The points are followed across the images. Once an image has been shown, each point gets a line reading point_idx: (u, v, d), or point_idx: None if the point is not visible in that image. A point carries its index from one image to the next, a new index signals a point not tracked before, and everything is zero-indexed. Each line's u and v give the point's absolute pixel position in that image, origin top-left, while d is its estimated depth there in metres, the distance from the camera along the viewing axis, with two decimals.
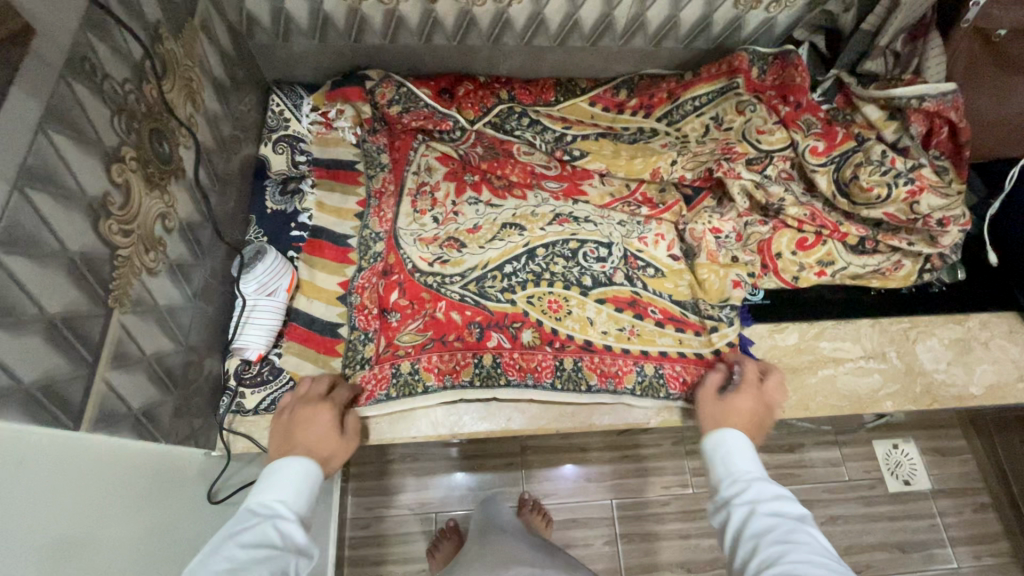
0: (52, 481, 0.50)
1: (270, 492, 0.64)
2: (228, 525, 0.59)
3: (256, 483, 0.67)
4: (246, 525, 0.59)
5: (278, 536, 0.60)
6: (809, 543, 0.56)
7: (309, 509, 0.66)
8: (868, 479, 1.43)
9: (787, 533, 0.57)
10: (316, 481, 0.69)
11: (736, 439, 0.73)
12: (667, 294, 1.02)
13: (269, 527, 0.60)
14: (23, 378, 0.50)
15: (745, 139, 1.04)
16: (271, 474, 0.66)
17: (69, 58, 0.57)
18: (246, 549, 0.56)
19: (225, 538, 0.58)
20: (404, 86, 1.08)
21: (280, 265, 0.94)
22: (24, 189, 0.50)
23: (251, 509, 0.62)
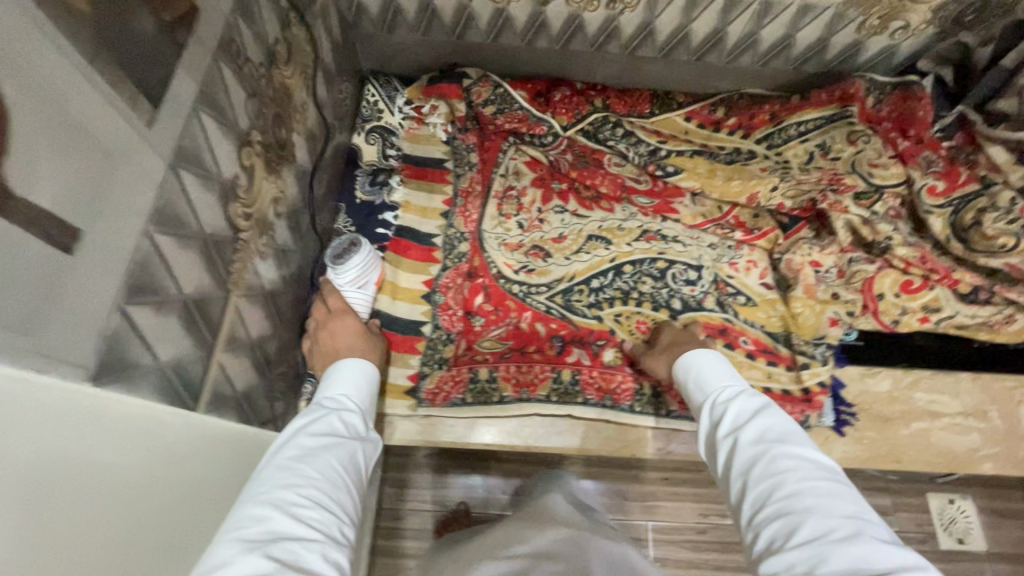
0: (174, 462, 0.50)
1: (336, 388, 0.71)
2: (302, 415, 0.65)
3: (319, 386, 0.73)
4: (314, 414, 0.64)
5: (343, 423, 0.65)
6: (797, 468, 0.54)
7: (370, 405, 0.73)
8: (919, 533, 1.45)
9: (773, 463, 0.56)
10: (371, 379, 0.76)
11: (715, 361, 0.76)
12: (759, 324, 0.98)
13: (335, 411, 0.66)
14: (160, 356, 0.50)
15: (856, 171, 0.98)
16: (333, 375, 0.73)
17: (222, 40, 0.56)
18: (316, 435, 0.60)
19: (298, 426, 0.61)
20: (502, 87, 1.07)
21: (372, 258, 0.92)
22: (177, 169, 0.50)
23: (317, 404, 0.67)
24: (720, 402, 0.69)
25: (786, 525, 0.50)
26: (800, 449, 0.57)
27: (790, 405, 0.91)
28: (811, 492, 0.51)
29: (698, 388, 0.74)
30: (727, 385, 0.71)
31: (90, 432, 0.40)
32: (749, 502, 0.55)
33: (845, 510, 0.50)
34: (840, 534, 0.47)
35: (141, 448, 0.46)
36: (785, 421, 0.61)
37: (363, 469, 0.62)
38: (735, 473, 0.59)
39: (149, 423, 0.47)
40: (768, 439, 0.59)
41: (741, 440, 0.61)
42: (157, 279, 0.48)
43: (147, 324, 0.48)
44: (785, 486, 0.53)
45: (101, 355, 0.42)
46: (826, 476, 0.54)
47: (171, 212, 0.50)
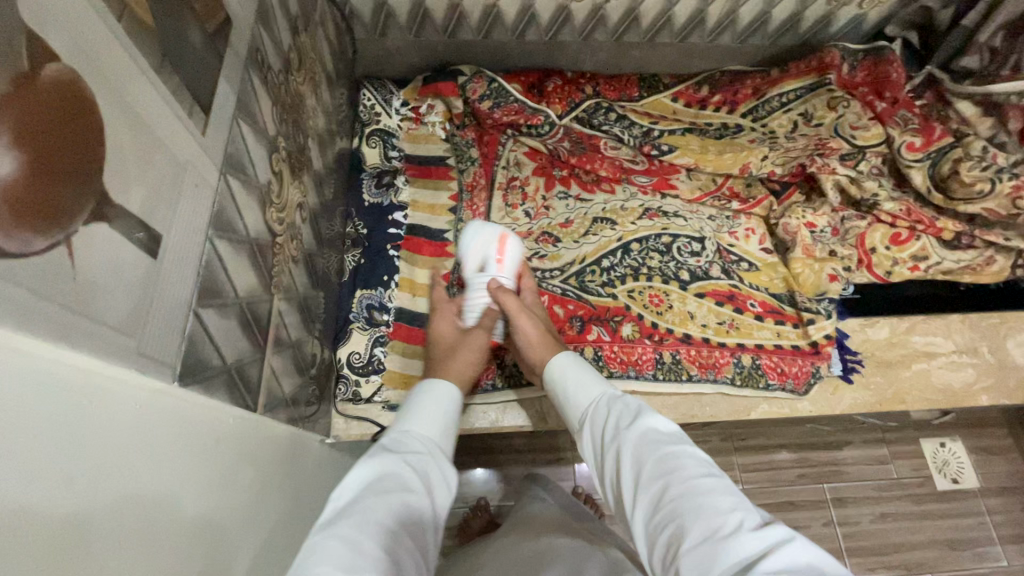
0: (238, 465, 0.51)
1: (401, 423, 0.67)
2: (361, 461, 0.60)
3: (406, 408, 0.71)
4: (374, 457, 0.60)
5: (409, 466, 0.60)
6: (677, 470, 0.56)
7: (444, 440, 0.69)
8: (918, 477, 1.56)
9: (655, 467, 0.57)
10: (446, 414, 0.71)
11: (583, 369, 0.74)
12: (764, 288, 1.03)
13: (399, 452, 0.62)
14: (227, 358, 0.51)
15: (839, 134, 1.04)
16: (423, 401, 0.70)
17: (250, 49, 0.58)
18: (376, 484, 0.56)
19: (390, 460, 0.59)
20: (495, 81, 1.10)
21: (489, 235, 0.93)
22: (225, 175, 0.51)
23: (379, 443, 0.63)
24: (600, 409, 0.67)
25: (680, 532, 0.51)
26: (676, 449, 0.59)
27: (801, 358, 0.96)
28: (695, 491, 0.54)
29: (580, 398, 0.71)
30: (600, 391, 0.70)
31: (174, 439, 0.40)
32: (643, 513, 0.56)
33: (725, 502, 0.53)
34: (731, 529, 0.50)
35: (215, 449, 0.47)
36: (660, 420, 0.62)
37: (425, 522, 0.57)
38: (626, 484, 0.59)
39: (220, 425, 0.48)
40: (649, 442, 0.60)
41: (627, 452, 0.60)
42: (219, 282, 0.50)
43: (215, 327, 0.49)
44: (670, 490, 0.55)
45: (185, 357, 0.43)
46: (701, 471, 0.56)
47: (224, 218, 0.51)
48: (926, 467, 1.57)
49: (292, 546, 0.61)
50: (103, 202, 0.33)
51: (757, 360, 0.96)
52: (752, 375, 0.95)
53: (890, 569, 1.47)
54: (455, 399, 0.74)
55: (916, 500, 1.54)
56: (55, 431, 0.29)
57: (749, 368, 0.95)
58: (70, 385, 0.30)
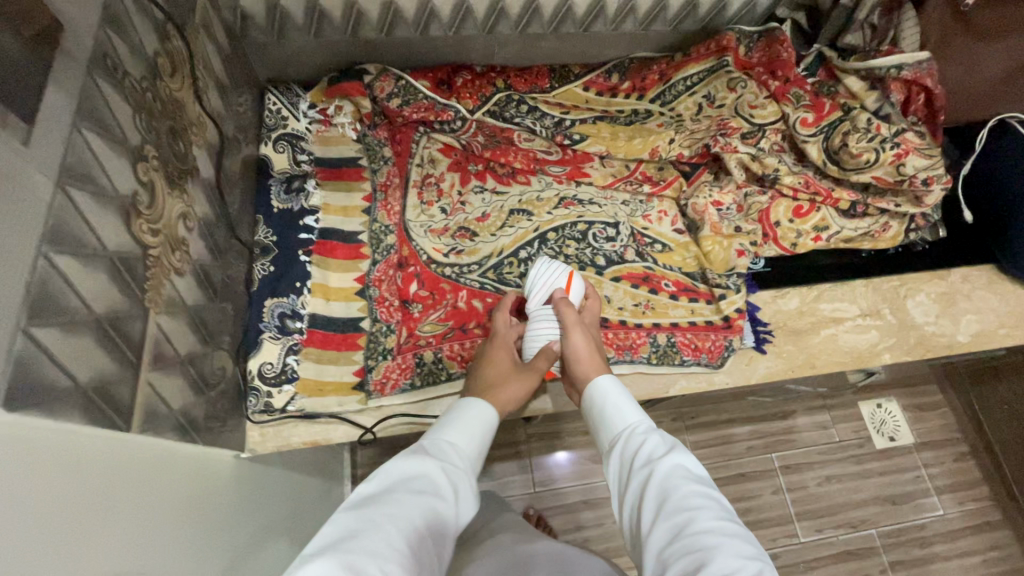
0: (109, 489, 0.48)
1: (448, 434, 0.68)
2: (407, 456, 0.62)
3: (444, 419, 0.72)
4: (423, 462, 0.61)
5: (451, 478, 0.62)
6: (708, 508, 0.58)
7: (477, 459, 0.69)
8: (857, 438, 1.64)
9: (685, 499, 0.59)
10: (485, 437, 0.72)
11: (621, 392, 0.77)
12: (676, 267, 1.06)
13: (447, 466, 0.63)
14: (78, 378, 0.49)
15: (739, 114, 1.08)
16: (464, 418, 0.72)
17: (92, 54, 0.55)
18: (421, 489, 0.58)
19: (431, 469, 0.61)
20: (403, 79, 1.10)
21: (556, 270, 0.94)
22: (66, 187, 0.49)
23: (426, 447, 0.65)
24: (635, 434, 0.70)
25: (693, 561, 0.53)
26: (708, 491, 0.61)
27: (713, 333, 0.99)
28: (718, 533, 0.55)
29: (614, 416, 0.74)
30: (635, 417, 0.73)
31: (23, 460, 0.39)
32: (661, 541, 0.58)
33: (745, 551, 0.54)
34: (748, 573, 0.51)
35: (75, 475, 0.44)
36: (695, 459, 0.65)
37: (449, 536, 0.59)
38: (649, 509, 0.61)
39: (77, 449, 0.46)
40: (678, 477, 0.62)
41: (652, 478, 0.63)
42: (63, 299, 0.48)
43: (60, 346, 0.47)
44: (696, 522, 0.57)
45: (15, 381, 0.41)
46: (729, 518, 0.58)
47: (67, 232, 0.49)
48: (865, 429, 1.65)
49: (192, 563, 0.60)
50: None
51: (671, 337, 0.99)
52: (667, 353, 0.98)
53: (837, 528, 1.53)
54: (493, 428, 0.75)
55: (858, 460, 1.62)
56: None
57: (664, 347, 0.98)
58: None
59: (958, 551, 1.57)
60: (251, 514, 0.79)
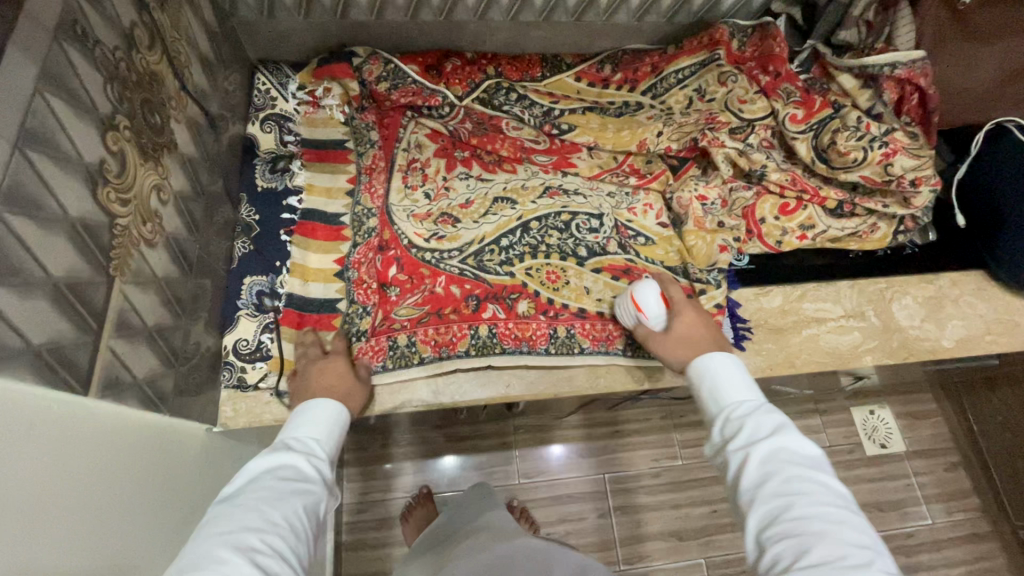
0: (55, 453, 0.49)
1: (302, 433, 0.75)
2: (263, 459, 0.68)
3: (293, 419, 0.78)
4: (283, 459, 0.68)
5: (314, 468, 0.70)
6: (810, 493, 0.61)
7: (337, 448, 0.77)
8: (847, 444, 1.63)
9: (784, 484, 0.62)
10: (343, 425, 0.79)
11: (728, 369, 0.78)
12: (659, 261, 1.05)
13: (301, 463, 0.70)
14: (31, 339, 0.50)
15: (728, 109, 1.07)
16: (311, 417, 0.77)
17: (61, 20, 0.56)
18: (284, 480, 0.66)
19: (281, 468, 0.67)
20: (392, 62, 1.08)
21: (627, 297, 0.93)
22: (24, 150, 0.49)
23: (289, 447, 0.71)
24: (733, 418, 0.72)
25: (794, 546, 0.57)
26: (816, 475, 0.63)
27: None
28: (822, 519, 0.58)
29: (717, 395, 0.76)
30: (743, 397, 0.75)
31: None
32: (757, 519, 0.62)
33: (854, 538, 0.57)
34: (849, 561, 0.54)
35: (17, 438, 0.45)
36: (802, 444, 0.66)
37: (320, 520, 0.67)
38: (747, 487, 0.64)
39: (24, 411, 0.46)
40: (785, 460, 0.64)
41: (755, 461, 0.65)
42: (16, 260, 0.48)
43: (12, 306, 0.48)
44: (798, 508, 0.60)
45: None
46: (835, 503, 0.60)
47: (23, 194, 0.49)
48: (856, 435, 1.64)
49: (139, 530, 0.60)
50: None
51: None
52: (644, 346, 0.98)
53: None
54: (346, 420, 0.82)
55: (847, 466, 1.61)
56: None
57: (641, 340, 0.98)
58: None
59: (944, 561, 1.55)
60: (216, 488, 0.80)
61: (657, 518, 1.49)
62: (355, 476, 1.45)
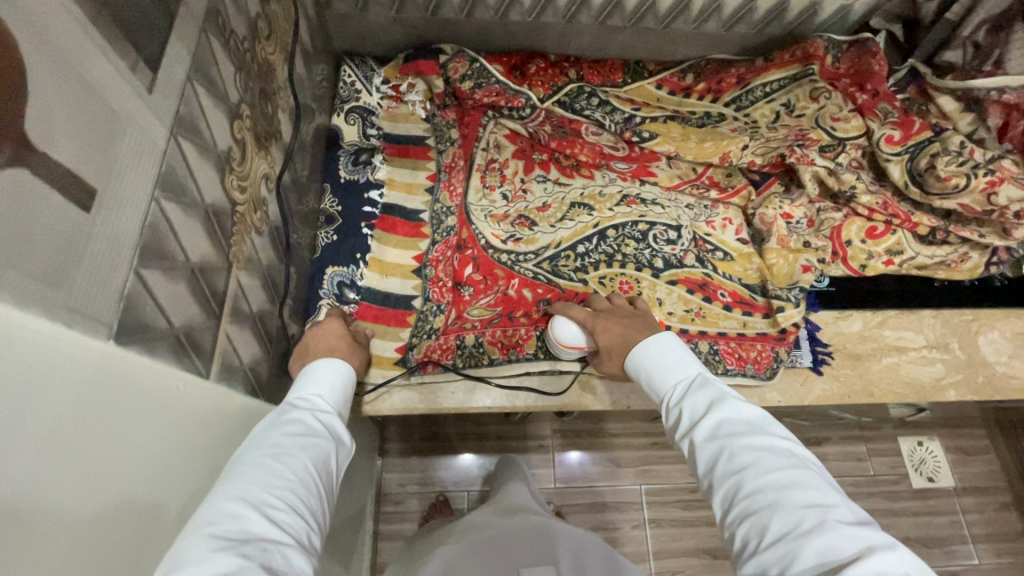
0: (176, 428, 0.51)
1: (308, 389, 0.71)
2: (269, 416, 0.65)
3: (296, 380, 0.74)
4: (288, 414, 0.65)
5: (320, 422, 0.66)
6: (757, 463, 0.57)
7: (346, 403, 0.75)
8: (893, 474, 1.57)
9: (733, 461, 0.59)
10: (349, 381, 0.76)
11: (665, 351, 0.75)
12: (736, 278, 1.04)
13: (310, 415, 0.66)
14: (174, 322, 0.51)
15: (820, 126, 1.04)
16: (312, 372, 0.74)
17: (208, 12, 0.57)
18: (290, 434, 0.62)
19: (283, 422, 0.63)
20: (478, 61, 1.07)
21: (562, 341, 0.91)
22: (177, 138, 0.51)
23: (291, 404, 0.68)
24: (673, 403, 0.70)
25: (756, 523, 0.54)
26: (756, 441, 0.59)
27: (761, 344, 0.97)
28: (773, 486, 0.55)
29: (659, 380, 0.73)
30: (678, 378, 0.72)
31: (110, 395, 0.41)
32: (719, 502, 0.59)
33: (808, 498, 0.53)
34: (804, 525, 0.51)
35: (143, 416, 0.46)
36: (738, 410, 0.63)
37: (335, 471, 0.65)
38: (702, 471, 0.62)
39: (159, 388, 0.48)
40: (728, 434, 0.61)
41: (706, 446, 0.62)
42: (167, 247, 0.50)
43: (162, 290, 0.49)
44: (747, 483, 0.56)
45: (123, 316, 0.43)
46: (784, 465, 0.57)
47: (174, 179, 0.51)
48: (902, 466, 1.58)
49: None
50: (24, 147, 0.33)
51: (715, 345, 0.97)
52: (710, 361, 0.95)
53: None
54: (355, 377, 0.79)
55: (891, 497, 1.55)
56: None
57: (706, 354, 0.96)
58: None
59: None
60: None
61: (696, 534, 1.45)
62: (393, 466, 1.44)
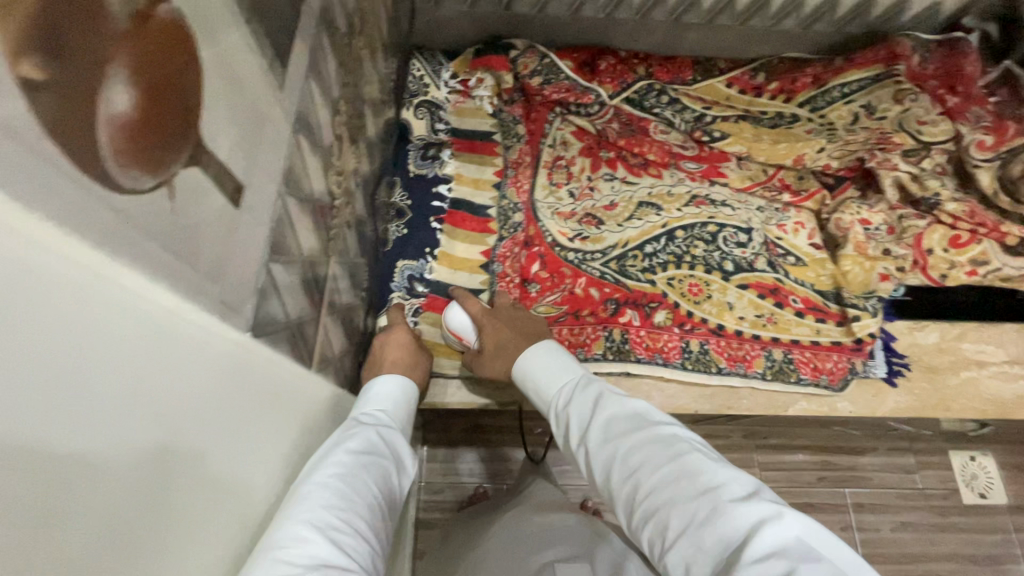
0: (285, 418, 0.53)
1: (373, 406, 0.71)
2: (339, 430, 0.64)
3: (360, 395, 0.74)
4: (357, 430, 0.64)
5: (383, 442, 0.66)
6: (646, 461, 0.58)
7: (406, 423, 0.74)
8: (942, 489, 1.48)
9: (627, 463, 0.59)
10: (410, 402, 0.76)
11: (545, 358, 0.76)
12: (809, 284, 1.02)
13: (377, 433, 0.66)
14: (291, 314, 0.53)
15: (904, 129, 1.00)
16: (378, 389, 0.74)
17: (322, 10, 0.58)
18: (358, 453, 0.61)
19: (348, 438, 0.62)
20: (548, 57, 1.08)
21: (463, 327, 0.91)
22: (297, 135, 0.52)
23: (356, 418, 0.68)
24: (561, 407, 0.70)
25: (657, 524, 0.54)
26: (640, 436, 0.60)
27: (837, 354, 0.95)
28: (666, 481, 0.56)
29: (547, 385, 0.73)
30: (561, 384, 0.72)
31: (242, 386, 0.43)
32: (623, 506, 0.59)
33: (698, 485, 0.54)
34: (700, 518, 0.52)
35: (263, 407, 0.47)
36: (620, 409, 0.63)
37: (392, 495, 0.63)
38: (599, 475, 0.62)
39: (275, 381, 0.50)
40: (615, 437, 0.61)
41: (591, 447, 0.63)
42: (287, 242, 0.51)
43: (283, 283, 0.50)
44: (643, 484, 0.57)
45: (258, 310, 0.44)
46: (673, 456, 0.57)
47: (294, 175, 0.52)
48: (953, 480, 1.49)
49: None
50: (199, 147, 0.34)
51: (789, 354, 0.95)
52: (783, 370, 0.94)
53: None
54: (414, 400, 0.78)
55: (939, 512, 1.46)
56: (164, 367, 0.32)
57: (781, 363, 0.94)
58: (144, 317, 0.30)
59: None
60: None
61: None
62: (431, 456, 1.43)
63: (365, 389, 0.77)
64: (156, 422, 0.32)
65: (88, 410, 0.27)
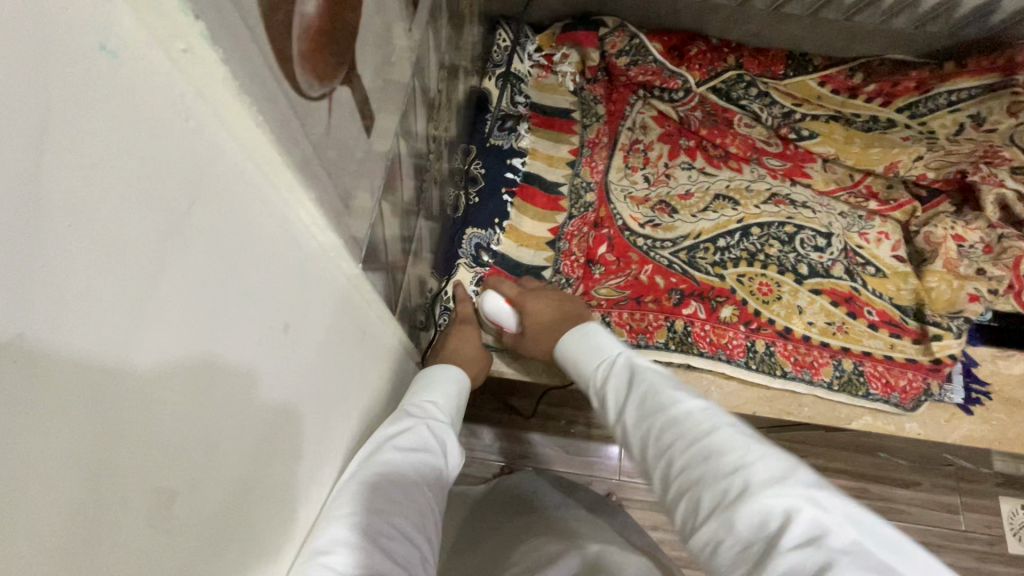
0: (368, 348, 0.55)
1: (426, 395, 0.66)
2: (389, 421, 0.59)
3: (414, 381, 0.70)
4: (406, 423, 0.59)
5: (436, 437, 0.61)
6: (679, 436, 0.52)
7: (458, 414, 0.69)
8: (987, 534, 1.38)
9: (660, 438, 0.53)
10: (463, 392, 0.71)
11: (581, 332, 0.71)
12: (887, 296, 0.98)
13: (428, 426, 0.61)
14: (388, 257, 0.54)
15: (1015, 143, 0.92)
16: (431, 379, 0.69)
17: None
18: (407, 451, 0.56)
19: (395, 433, 0.58)
20: (637, 38, 1.04)
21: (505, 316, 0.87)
22: (413, 79, 0.52)
23: (406, 410, 0.62)
24: (598, 381, 0.65)
25: (687, 501, 0.48)
26: (673, 411, 0.54)
27: (913, 372, 0.90)
28: (697, 459, 0.49)
29: (584, 360, 0.69)
30: (597, 359, 0.67)
31: (342, 309, 0.45)
32: (656, 483, 0.53)
33: (729, 462, 0.48)
34: (732, 495, 0.46)
35: (352, 334, 0.49)
36: (653, 384, 0.58)
37: (442, 492, 0.60)
38: (635, 453, 0.57)
39: (362, 317, 0.51)
40: (649, 411, 0.56)
41: (625, 423, 0.58)
42: (395, 185, 0.51)
43: (387, 223, 0.51)
44: (675, 460, 0.51)
45: (367, 244, 0.45)
46: (706, 430, 0.51)
47: (406, 119, 0.52)
48: (1000, 527, 1.39)
49: None
50: (350, 68, 0.35)
51: (860, 366, 0.91)
52: (853, 381, 0.90)
53: None
54: (468, 388, 0.74)
55: (980, 556, 1.37)
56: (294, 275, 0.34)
57: (851, 373, 0.90)
58: (278, 233, 0.31)
59: None
60: None
61: None
62: None
63: (419, 374, 0.72)
64: (276, 340, 0.34)
65: (233, 324, 0.29)
